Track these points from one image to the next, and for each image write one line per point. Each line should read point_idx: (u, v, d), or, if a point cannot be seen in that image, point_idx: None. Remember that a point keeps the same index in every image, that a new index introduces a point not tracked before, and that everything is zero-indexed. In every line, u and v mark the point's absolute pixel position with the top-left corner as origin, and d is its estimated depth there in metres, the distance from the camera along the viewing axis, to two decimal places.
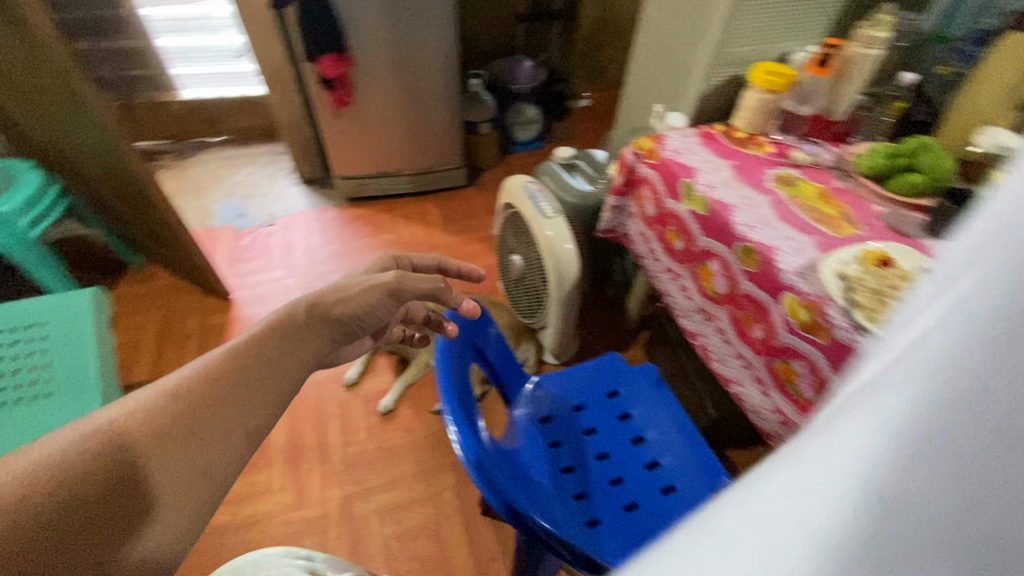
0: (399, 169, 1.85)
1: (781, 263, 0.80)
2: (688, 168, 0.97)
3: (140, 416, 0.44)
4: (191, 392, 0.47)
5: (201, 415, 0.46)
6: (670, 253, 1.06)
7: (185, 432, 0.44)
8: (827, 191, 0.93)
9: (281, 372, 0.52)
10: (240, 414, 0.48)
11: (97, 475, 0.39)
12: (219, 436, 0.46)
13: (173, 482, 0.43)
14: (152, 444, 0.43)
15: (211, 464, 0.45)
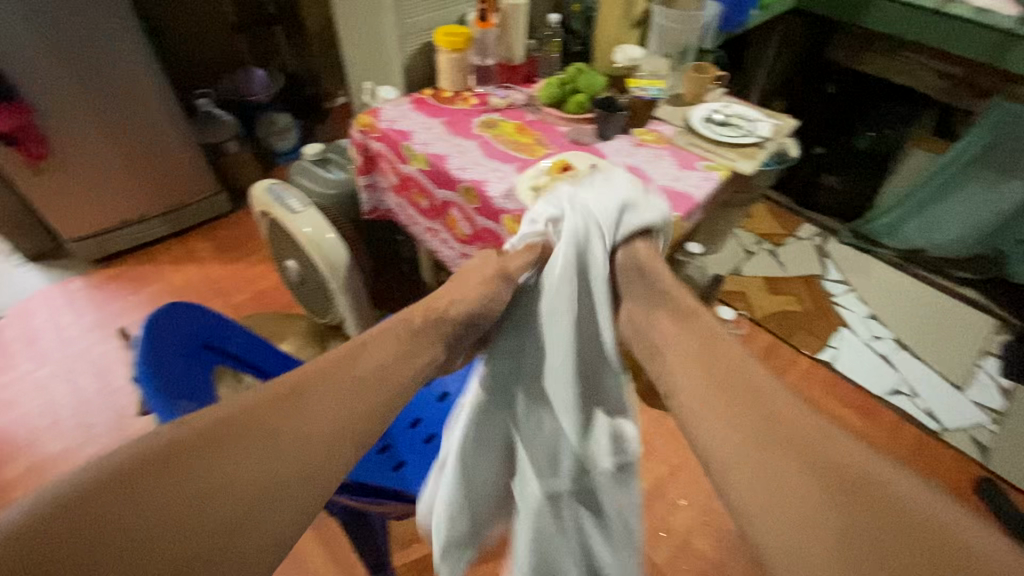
0: (146, 213, 1.67)
1: (491, 191, 0.93)
2: (405, 133, 1.07)
3: (228, 420, 0.54)
4: (277, 404, 0.56)
5: (236, 439, 0.53)
6: (423, 214, 1.15)
7: (217, 454, 0.51)
8: (522, 124, 1.10)
9: (361, 389, 0.61)
10: (283, 449, 0.54)
11: (196, 465, 0.50)
12: (293, 445, 0.55)
13: (196, 508, 0.48)
14: (183, 464, 0.49)
15: (287, 470, 0.53)
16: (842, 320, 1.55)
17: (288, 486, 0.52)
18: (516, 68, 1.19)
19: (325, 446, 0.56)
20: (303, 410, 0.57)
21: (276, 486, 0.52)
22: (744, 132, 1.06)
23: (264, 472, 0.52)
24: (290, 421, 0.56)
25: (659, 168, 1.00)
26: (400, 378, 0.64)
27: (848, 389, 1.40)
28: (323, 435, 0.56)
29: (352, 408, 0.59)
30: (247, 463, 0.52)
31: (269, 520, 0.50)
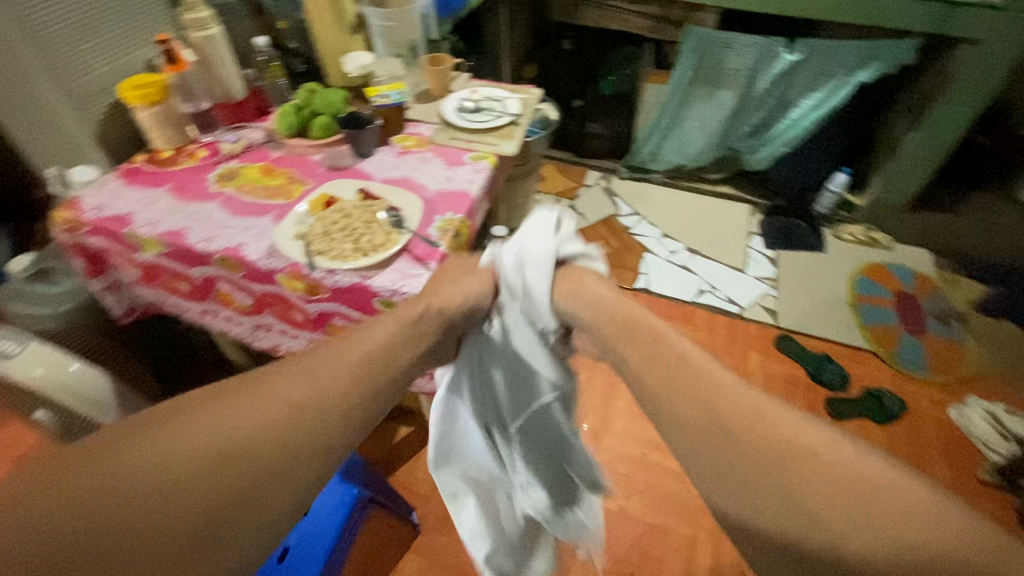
0: None
1: (250, 256, 0.81)
2: (123, 217, 0.87)
3: (190, 444, 0.39)
4: (233, 397, 0.43)
5: (176, 419, 0.41)
6: (189, 299, 0.96)
7: (165, 432, 0.40)
8: (268, 165, 0.98)
9: (347, 377, 0.47)
10: (237, 447, 0.40)
11: (185, 474, 0.38)
12: (257, 437, 0.41)
13: (156, 521, 0.36)
14: (113, 476, 0.37)
15: (276, 468, 0.40)
16: (644, 247, 1.72)
17: (262, 481, 0.40)
18: (241, 104, 1.05)
19: (273, 433, 0.41)
20: (247, 395, 0.43)
21: (246, 476, 0.39)
22: (497, 113, 1.08)
23: (210, 481, 0.38)
24: (241, 406, 0.42)
25: (429, 172, 0.95)
26: (398, 363, 0.52)
27: (666, 304, 1.57)
28: (291, 422, 0.43)
29: (313, 389, 0.45)
30: (192, 466, 0.38)
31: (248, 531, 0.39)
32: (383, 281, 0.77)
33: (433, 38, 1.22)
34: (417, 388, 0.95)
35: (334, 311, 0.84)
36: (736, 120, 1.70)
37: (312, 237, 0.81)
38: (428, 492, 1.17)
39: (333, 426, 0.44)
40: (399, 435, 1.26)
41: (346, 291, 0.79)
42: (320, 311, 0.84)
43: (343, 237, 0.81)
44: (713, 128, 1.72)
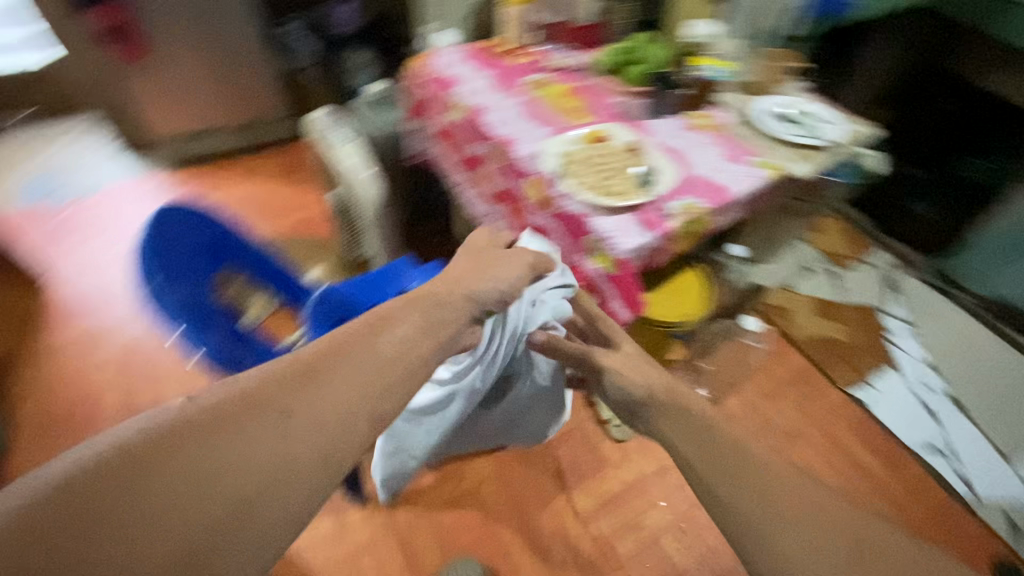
0: (223, 125, 1.81)
1: (517, 151, 0.92)
2: (453, 81, 1.07)
3: (215, 436, 0.35)
4: (285, 375, 0.40)
5: (215, 424, 0.35)
6: (459, 166, 1.15)
7: (200, 444, 0.34)
8: (573, 89, 1.07)
9: (368, 358, 0.43)
10: (288, 446, 0.36)
11: (210, 480, 0.33)
12: (301, 434, 0.37)
13: (199, 520, 0.32)
14: (175, 458, 0.33)
15: (298, 463, 0.36)
16: (891, 360, 1.41)
17: (285, 487, 0.35)
18: (579, 30, 1.15)
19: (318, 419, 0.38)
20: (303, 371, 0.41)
21: (271, 477, 0.35)
22: (809, 133, 0.97)
23: (244, 480, 0.34)
24: (301, 398, 0.39)
25: (705, 157, 0.93)
26: (423, 347, 0.48)
27: (876, 432, 1.29)
28: (349, 405, 0.40)
29: (364, 374, 0.43)
30: (242, 472, 0.34)
31: (275, 521, 0.34)
32: (603, 224, 0.81)
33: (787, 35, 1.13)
34: None
35: (550, 230, 0.91)
36: None
37: (571, 160, 0.88)
38: None
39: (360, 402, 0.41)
40: None
41: (569, 217, 0.85)
42: (540, 224, 0.93)
43: (594, 173, 0.86)
44: None
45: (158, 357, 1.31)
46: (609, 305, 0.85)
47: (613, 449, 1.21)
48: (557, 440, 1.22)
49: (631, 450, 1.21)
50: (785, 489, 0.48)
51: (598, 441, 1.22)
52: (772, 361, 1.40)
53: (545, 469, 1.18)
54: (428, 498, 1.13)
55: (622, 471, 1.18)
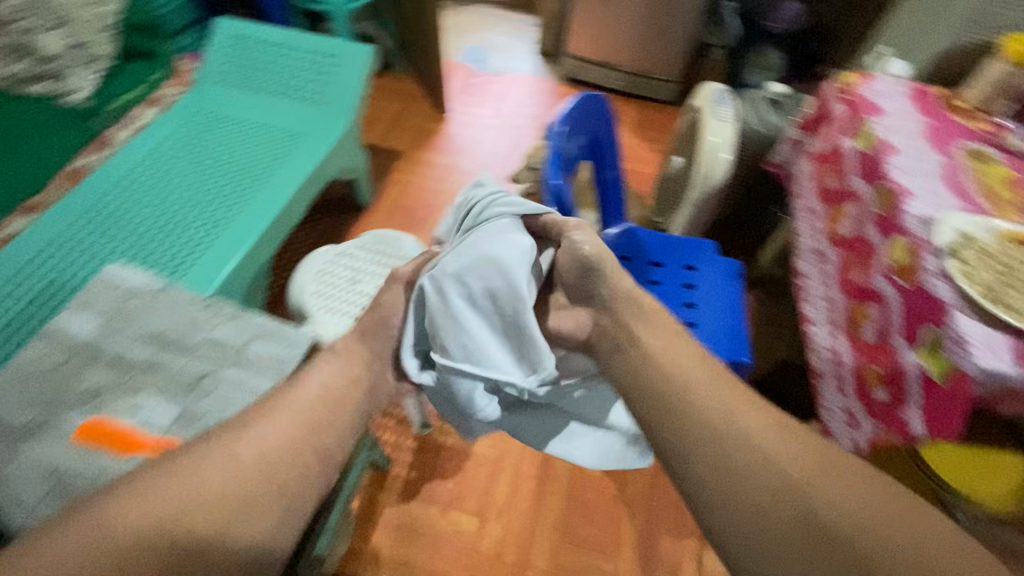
0: (618, 64, 1.97)
1: (908, 206, 0.81)
2: (879, 110, 0.97)
3: (146, 520, 0.47)
4: (225, 484, 0.52)
5: (174, 490, 0.50)
6: (819, 193, 1.07)
7: (168, 514, 0.48)
8: (1015, 179, 0.88)
9: (287, 467, 0.55)
10: (226, 496, 0.51)
11: (155, 546, 0.46)
12: (242, 507, 0.51)
13: (173, 535, 0.48)
14: (168, 537, 0.47)
15: (234, 519, 0.50)
16: None
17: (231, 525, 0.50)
18: None
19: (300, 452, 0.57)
20: (278, 415, 0.58)
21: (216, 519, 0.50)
22: None
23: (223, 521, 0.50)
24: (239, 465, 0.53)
25: None
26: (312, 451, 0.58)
27: None
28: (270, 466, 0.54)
29: (327, 429, 0.60)
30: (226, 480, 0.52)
31: (247, 542, 0.50)
32: (966, 326, 0.67)
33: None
34: (828, 416, 0.90)
35: (884, 299, 0.81)
36: None
37: (967, 245, 0.75)
38: None
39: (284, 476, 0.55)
40: None
41: (919, 296, 0.75)
42: (875, 288, 0.83)
43: (987, 272, 0.72)
44: None
45: None
46: (897, 406, 0.75)
47: None
48: None
49: None
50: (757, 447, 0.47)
51: None
52: None
53: None
54: None
55: None
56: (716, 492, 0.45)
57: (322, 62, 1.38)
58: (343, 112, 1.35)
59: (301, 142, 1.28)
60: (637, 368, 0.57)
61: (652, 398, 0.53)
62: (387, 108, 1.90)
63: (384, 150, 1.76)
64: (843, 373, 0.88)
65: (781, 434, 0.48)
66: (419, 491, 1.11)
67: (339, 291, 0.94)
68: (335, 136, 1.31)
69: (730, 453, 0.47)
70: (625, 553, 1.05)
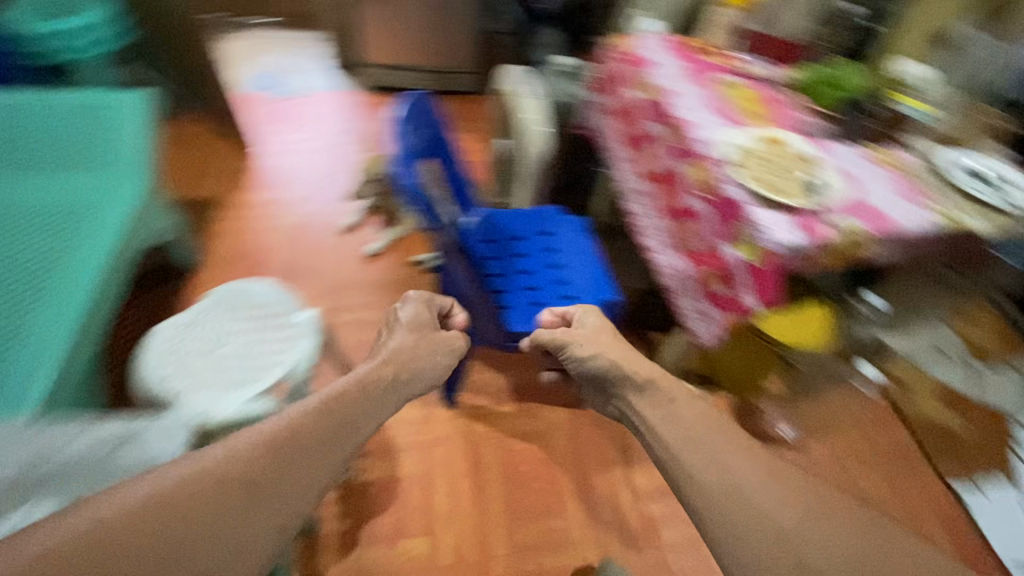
0: (419, 65, 2.01)
1: (695, 135, 0.99)
2: (650, 63, 1.16)
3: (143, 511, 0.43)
4: (214, 497, 0.46)
5: (137, 518, 0.43)
6: (627, 142, 1.24)
7: (142, 525, 0.42)
8: (760, 96, 1.11)
9: (292, 479, 0.52)
10: (196, 535, 0.44)
11: (177, 531, 0.43)
12: (229, 536, 0.45)
13: (223, 495, 0.47)
14: (156, 531, 0.43)
15: (223, 552, 0.44)
16: (1011, 472, 1.28)
17: (195, 554, 0.43)
18: (787, 45, 1.17)
19: (327, 457, 0.57)
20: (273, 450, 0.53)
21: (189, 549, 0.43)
22: (998, 193, 0.94)
23: (227, 545, 0.45)
24: (217, 520, 0.45)
25: (877, 186, 0.94)
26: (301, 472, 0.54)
27: (969, 535, 1.18)
28: (258, 516, 0.48)
29: (295, 461, 0.54)
30: (245, 507, 0.48)
31: (202, 559, 0.43)
32: (761, 214, 0.85)
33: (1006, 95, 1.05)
34: (688, 322, 1.07)
35: (700, 213, 0.98)
36: None
37: (743, 153, 0.94)
38: None
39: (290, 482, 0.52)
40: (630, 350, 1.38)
41: (723, 202, 0.92)
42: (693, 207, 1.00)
43: (762, 168, 0.91)
44: None
45: (319, 234, 1.55)
46: (735, 293, 0.91)
47: None
48: None
49: None
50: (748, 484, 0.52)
51: None
52: (872, 426, 1.33)
53: (614, 439, 1.23)
54: (503, 423, 1.23)
55: None
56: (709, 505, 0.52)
57: (99, 118, 1.21)
58: (135, 169, 1.17)
59: (90, 212, 1.08)
60: (659, 415, 0.65)
61: (679, 437, 0.60)
62: (184, 156, 1.70)
63: (197, 202, 1.57)
64: (689, 283, 1.05)
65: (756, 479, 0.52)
66: (359, 535, 1.05)
67: (199, 354, 0.85)
68: (134, 197, 1.13)
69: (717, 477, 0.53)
70: (568, 502, 1.13)
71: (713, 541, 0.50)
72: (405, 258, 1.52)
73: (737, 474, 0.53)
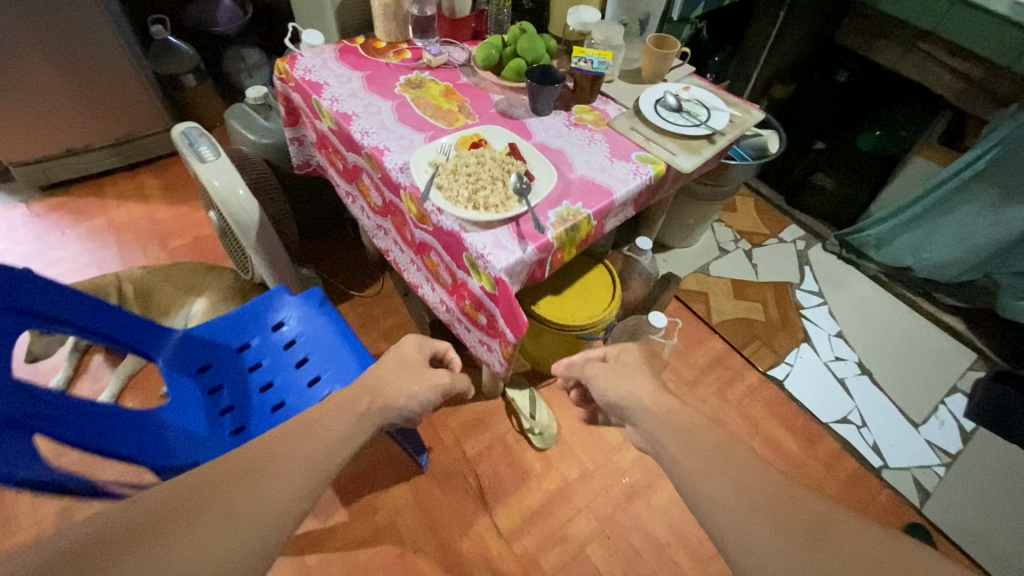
0: (90, 144, 1.58)
1: (387, 162, 0.84)
2: (320, 85, 0.97)
3: (158, 501, 0.44)
4: (226, 478, 0.48)
5: (166, 520, 0.43)
6: (342, 177, 1.06)
7: (182, 522, 0.43)
8: (452, 88, 0.99)
9: (301, 466, 0.53)
10: (220, 528, 0.44)
11: (205, 510, 0.44)
12: (254, 512, 0.46)
13: (237, 479, 0.49)
14: (175, 518, 0.43)
15: (253, 534, 0.45)
16: (805, 336, 1.43)
17: (227, 526, 0.44)
18: (461, 21, 1.06)
19: (331, 456, 0.57)
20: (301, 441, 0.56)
21: (232, 536, 0.44)
22: (696, 121, 0.94)
23: (232, 534, 0.44)
24: (232, 501, 0.46)
25: (587, 154, 0.88)
26: (325, 459, 0.56)
27: (793, 411, 1.30)
28: (282, 501, 0.49)
29: (310, 444, 0.56)
30: (245, 504, 0.47)
31: (229, 530, 0.44)
32: (478, 240, 0.74)
33: (672, 17, 1.05)
34: (477, 354, 0.96)
35: (431, 245, 0.86)
36: (1009, 246, 1.28)
37: (442, 169, 0.80)
38: (449, 444, 1.17)
39: (296, 470, 0.53)
40: None
41: (441, 231, 0.79)
42: (421, 239, 0.87)
43: (464, 182, 0.78)
44: (977, 244, 1.32)
45: None
46: (496, 323, 0.81)
47: (534, 459, 1.17)
48: (476, 456, 1.17)
49: (554, 457, 1.17)
50: (772, 498, 0.53)
51: (519, 453, 1.18)
52: (692, 349, 1.39)
53: (465, 490, 1.12)
54: (340, 539, 1.05)
55: (546, 481, 1.14)
56: (710, 515, 0.54)
57: None
58: None
59: None
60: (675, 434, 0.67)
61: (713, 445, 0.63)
62: None
63: None
64: (458, 316, 0.93)
65: (735, 480, 0.56)
66: None
67: None
68: None
69: (708, 487, 0.56)
70: None
71: (722, 549, 0.51)
72: (152, 394, 1.21)
73: (722, 476, 0.57)
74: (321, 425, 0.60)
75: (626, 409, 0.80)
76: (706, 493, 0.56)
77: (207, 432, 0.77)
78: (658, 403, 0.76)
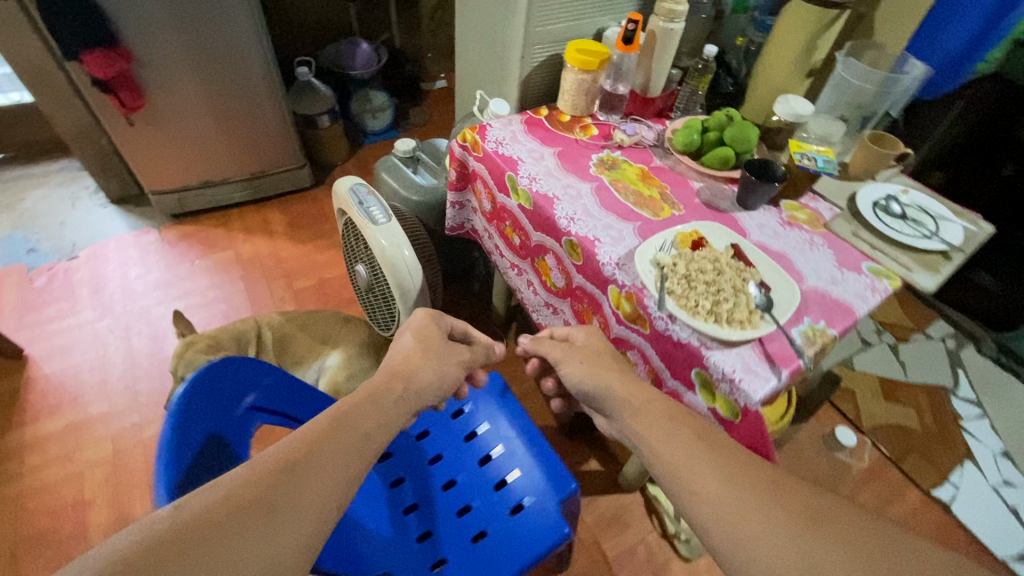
0: (225, 177, 1.59)
1: (601, 255, 0.78)
2: (513, 160, 0.93)
3: (219, 498, 0.41)
4: (266, 476, 0.44)
5: (230, 522, 0.40)
6: (512, 249, 1.02)
7: (235, 529, 0.40)
8: (648, 171, 0.94)
9: (336, 456, 0.49)
10: (283, 529, 0.42)
11: (254, 510, 0.42)
12: (307, 510, 0.44)
13: (276, 479, 0.44)
14: (227, 519, 0.40)
15: (311, 536, 0.43)
16: (968, 452, 1.30)
17: (283, 523, 0.42)
18: (650, 100, 1.02)
19: (359, 450, 0.51)
20: (338, 427, 0.52)
21: (283, 551, 0.41)
22: (925, 232, 0.85)
23: (280, 541, 0.41)
24: (285, 498, 0.44)
25: (812, 261, 0.81)
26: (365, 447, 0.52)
27: (963, 541, 1.17)
28: (326, 504, 0.45)
29: (349, 424, 0.53)
30: (285, 502, 0.43)
31: (280, 535, 0.41)
32: (722, 361, 0.66)
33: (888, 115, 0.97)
34: None
35: (636, 346, 0.78)
36: None
37: (668, 272, 0.74)
38: (587, 541, 1.09)
39: (333, 463, 0.48)
40: (586, 465, 1.20)
41: (663, 338, 0.72)
42: (623, 338, 0.80)
43: (696, 290, 0.72)
44: None
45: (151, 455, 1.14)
46: None
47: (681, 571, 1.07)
48: (616, 558, 1.08)
49: (702, 570, 1.07)
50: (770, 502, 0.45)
51: (663, 560, 1.08)
52: (843, 453, 1.28)
53: None
54: None
55: None
56: (715, 525, 0.45)
57: None
58: None
59: None
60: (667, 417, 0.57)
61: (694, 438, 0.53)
62: None
63: None
64: None
65: (728, 469, 0.49)
66: None
67: None
68: None
69: (707, 490, 0.47)
70: None
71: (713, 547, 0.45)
72: None
73: (718, 473, 0.49)
74: (350, 419, 0.54)
75: (607, 402, 0.63)
76: (714, 508, 0.46)
77: (393, 532, 0.73)
78: (638, 391, 0.61)
